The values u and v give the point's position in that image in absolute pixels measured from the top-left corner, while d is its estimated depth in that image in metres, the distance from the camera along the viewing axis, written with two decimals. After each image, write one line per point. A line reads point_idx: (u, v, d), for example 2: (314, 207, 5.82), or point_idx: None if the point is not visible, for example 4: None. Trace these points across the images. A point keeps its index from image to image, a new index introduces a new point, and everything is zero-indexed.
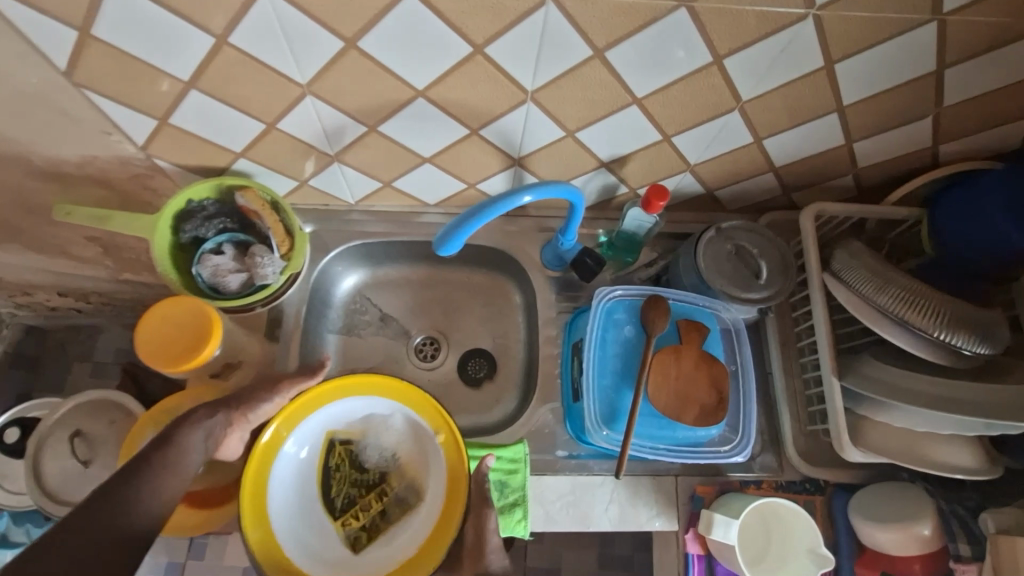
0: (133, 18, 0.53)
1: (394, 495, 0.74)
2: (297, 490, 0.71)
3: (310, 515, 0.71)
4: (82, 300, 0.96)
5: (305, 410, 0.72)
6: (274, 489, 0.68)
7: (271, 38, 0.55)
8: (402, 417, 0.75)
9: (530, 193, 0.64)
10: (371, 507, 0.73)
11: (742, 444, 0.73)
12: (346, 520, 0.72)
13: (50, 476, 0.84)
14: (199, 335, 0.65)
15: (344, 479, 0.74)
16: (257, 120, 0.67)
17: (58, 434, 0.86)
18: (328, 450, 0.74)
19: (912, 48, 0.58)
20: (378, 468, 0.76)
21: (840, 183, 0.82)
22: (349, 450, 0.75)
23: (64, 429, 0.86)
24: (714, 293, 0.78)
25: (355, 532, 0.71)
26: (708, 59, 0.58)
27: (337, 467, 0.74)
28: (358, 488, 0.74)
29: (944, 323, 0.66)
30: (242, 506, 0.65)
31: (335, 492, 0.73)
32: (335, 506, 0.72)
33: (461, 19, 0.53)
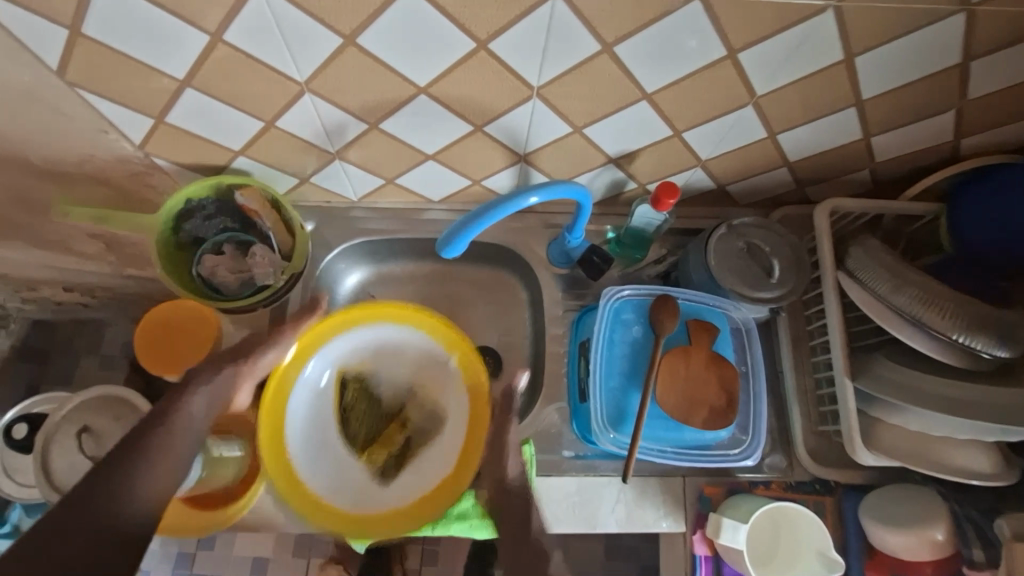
0: (124, 16, 0.51)
1: (416, 426, 0.74)
2: (318, 426, 0.72)
3: (334, 450, 0.72)
4: (88, 295, 0.90)
5: (312, 346, 0.73)
6: (292, 424, 0.70)
7: (267, 35, 0.53)
8: (413, 342, 0.76)
9: (537, 193, 0.62)
10: (394, 440, 0.74)
11: (752, 446, 0.72)
12: (371, 453, 0.73)
13: (58, 470, 0.81)
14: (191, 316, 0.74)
15: (363, 413, 0.74)
16: (256, 119, 0.65)
17: (66, 429, 0.83)
18: (343, 386, 0.74)
19: (936, 40, 0.55)
20: (396, 401, 0.75)
21: (857, 177, 0.80)
22: (362, 383, 0.75)
23: (71, 425, 0.83)
24: (724, 292, 0.76)
25: (381, 464, 0.72)
26: (721, 52, 0.56)
27: (353, 402, 0.74)
28: (378, 420, 0.74)
29: (962, 324, 0.64)
30: (261, 440, 0.68)
31: (356, 426, 0.74)
32: (358, 440, 0.73)
33: (463, 14, 0.51)
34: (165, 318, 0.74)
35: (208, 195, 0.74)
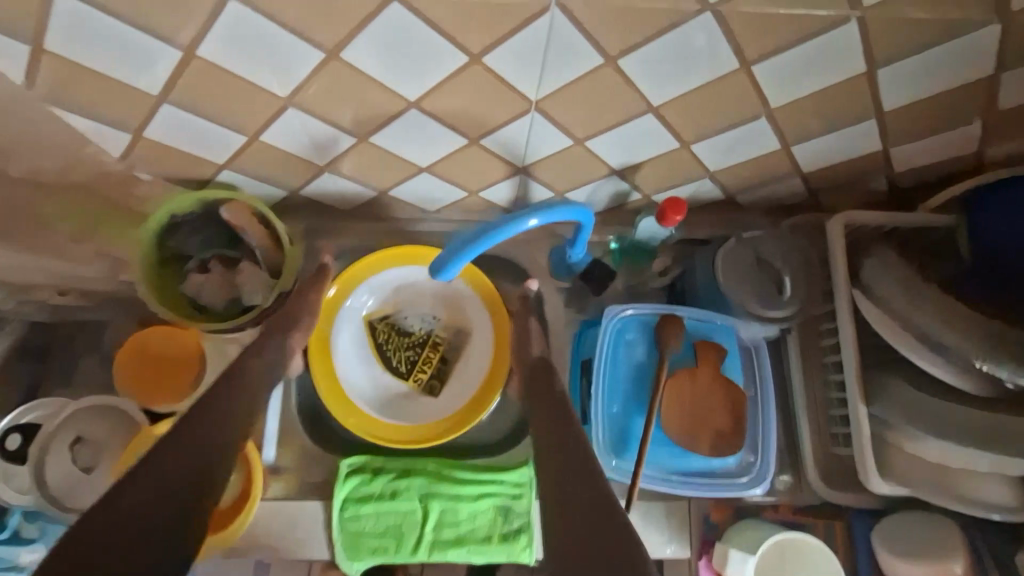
0: (90, 32, 0.47)
1: (447, 343, 0.80)
2: (367, 369, 0.78)
3: (385, 385, 0.78)
4: (78, 300, 0.77)
5: (336, 303, 0.78)
6: (347, 379, 0.76)
7: (244, 51, 0.49)
8: (430, 278, 0.81)
9: (537, 215, 0.59)
10: (432, 360, 0.79)
11: (760, 475, 0.69)
12: (417, 376, 0.79)
13: (49, 482, 0.71)
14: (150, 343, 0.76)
15: (399, 346, 0.79)
16: (238, 133, 0.62)
17: (57, 437, 0.72)
18: (373, 330, 0.79)
19: (965, 51, 0.51)
20: (423, 328, 0.81)
21: (873, 187, 0.75)
22: (391, 320, 0.80)
23: (65, 433, 0.72)
24: (732, 308, 0.73)
25: (430, 382, 0.78)
26: (734, 65, 0.52)
27: (388, 341, 0.79)
28: (415, 351, 0.79)
29: (986, 350, 0.61)
30: (327, 402, 0.73)
31: (396, 360, 0.79)
32: (403, 370, 0.79)
33: (455, 27, 0.47)
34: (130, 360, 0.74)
35: (193, 210, 0.71)
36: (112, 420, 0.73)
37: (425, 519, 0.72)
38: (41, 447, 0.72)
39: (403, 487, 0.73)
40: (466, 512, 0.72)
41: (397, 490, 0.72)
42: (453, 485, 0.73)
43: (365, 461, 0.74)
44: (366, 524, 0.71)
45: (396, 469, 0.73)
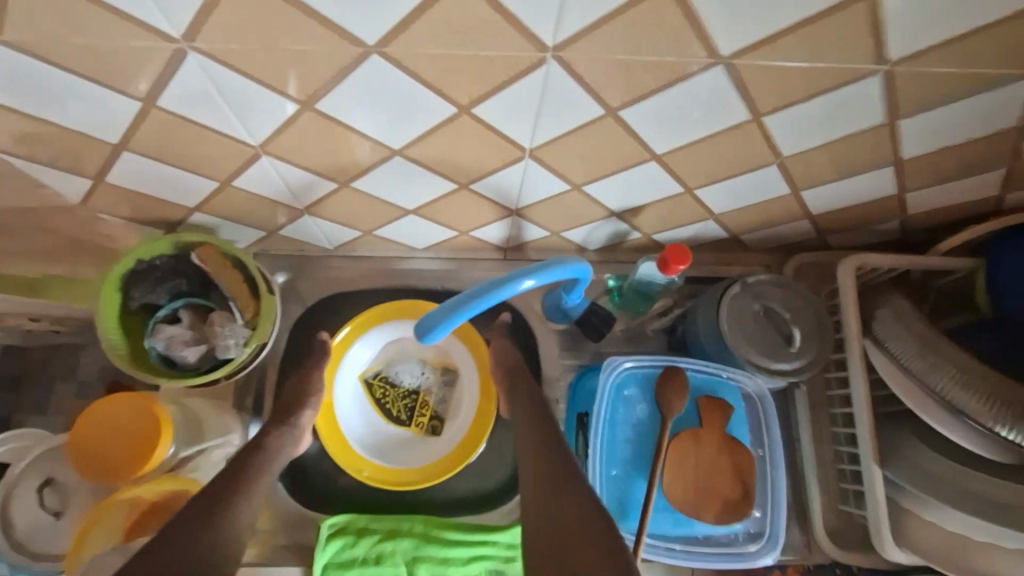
0: (33, 87, 0.42)
1: (440, 385, 0.78)
2: (372, 423, 0.76)
3: (389, 436, 0.76)
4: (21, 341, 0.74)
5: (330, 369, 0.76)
6: (353, 436, 0.75)
7: (210, 102, 0.45)
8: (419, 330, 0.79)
9: (533, 276, 0.54)
10: (430, 405, 0.77)
11: (769, 542, 0.65)
12: (418, 421, 0.77)
13: (18, 526, 0.66)
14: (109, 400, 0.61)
15: (396, 397, 0.77)
16: (209, 179, 0.57)
17: (26, 476, 0.67)
18: (370, 387, 0.77)
19: (997, 103, 0.47)
20: (417, 377, 0.78)
21: (884, 229, 0.71)
22: (384, 374, 0.78)
23: (35, 476, 0.67)
24: (737, 361, 0.69)
25: (431, 424, 0.77)
26: (744, 116, 0.48)
27: (384, 395, 0.77)
28: (412, 399, 0.77)
29: (1006, 415, 0.56)
30: (338, 461, 0.72)
31: (396, 411, 0.77)
32: (404, 418, 0.77)
33: (442, 81, 0.43)
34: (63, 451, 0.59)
35: (164, 254, 0.66)
36: None
37: None
38: (7, 491, 0.67)
39: (388, 551, 0.68)
40: None
41: (382, 553, 0.67)
42: (442, 548, 0.68)
43: (348, 521, 0.69)
44: None
45: (382, 529, 0.69)
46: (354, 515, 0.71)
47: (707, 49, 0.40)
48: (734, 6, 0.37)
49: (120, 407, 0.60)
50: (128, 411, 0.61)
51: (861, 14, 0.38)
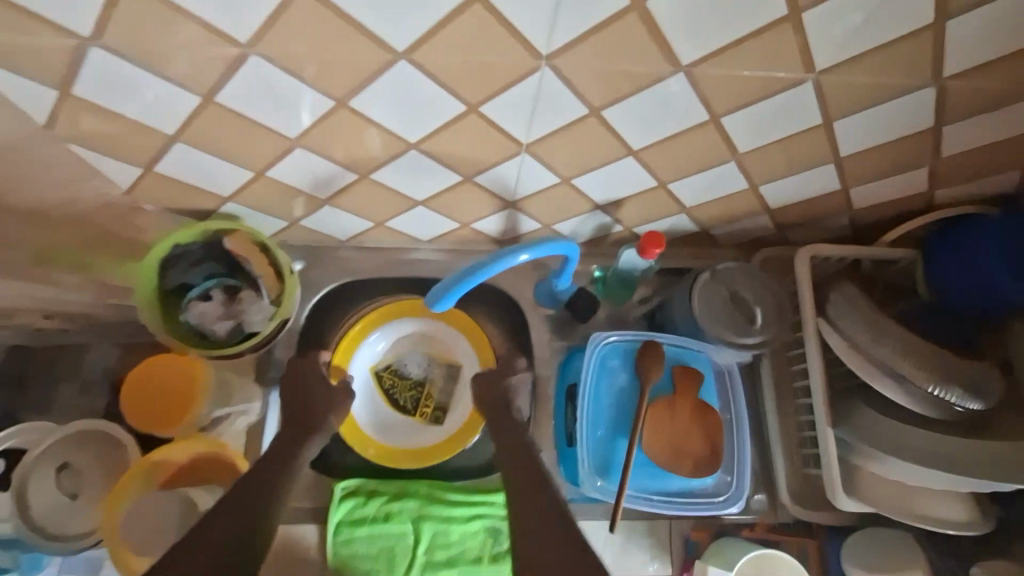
0: (114, 82, 0.51)
1: (443, 379, 0.86)
2: (379, 410, 0.83)
3: (395, 423, 0.83)
4: (54, 327, 0.80)
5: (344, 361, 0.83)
6: (362, 420, 0.82)
7: (260, 98, 0.54)
8: (425, 328, 0.87)
9: (527, 251, 0.63)
10: (433, 395, 0.85)
11: (736, 494, 0.73)
12: (422, 410, 0.84)
13: (35, 509, 0.75)
14: (183, 365, 0.73)
15: (404, 388, 0.85)
16: (245, 169, 0.65)
17: (43, 464, 0.76)
18: (380, 378, 0.85)
19: (910, 108, 0.57)
20: (423, 370, 0.86)
21: (836, 224, 0.81)
22: (394, 367, 0.86)
23: (49, 463, 0.76)
24: (707, 337, 0.78)
25: (434, 413, 0.84)
26: (705, 116, 0.57)
27: (393, 386, 0.85)
28: (418, 390, 0.85)
29: (937, 377, 0.66)
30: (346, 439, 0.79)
31: (403, 400, 0.84)
32: (409, 407, 0.84)
33: (455, 83, 0.52)
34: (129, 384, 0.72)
35: (197, 240, 0.74)
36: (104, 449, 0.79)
37: (417, 541, 0.73)
38: (22, 479, 0.75)
39: (395, 510, 0.74)
40: (457, 534, 0.74)
41: (391, 512, 0.74)
42: (445, 507, 0.75)
43: (359, 484, 0.75)
44: (359, 547, 0.72)
45: (389, 492, 0.75)
46: (364, 480, 0.77)
47: (670, 59, 0.50)
48: (691, 24, 0.46)
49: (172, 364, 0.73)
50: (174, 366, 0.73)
51: (789, 32, 0.47)
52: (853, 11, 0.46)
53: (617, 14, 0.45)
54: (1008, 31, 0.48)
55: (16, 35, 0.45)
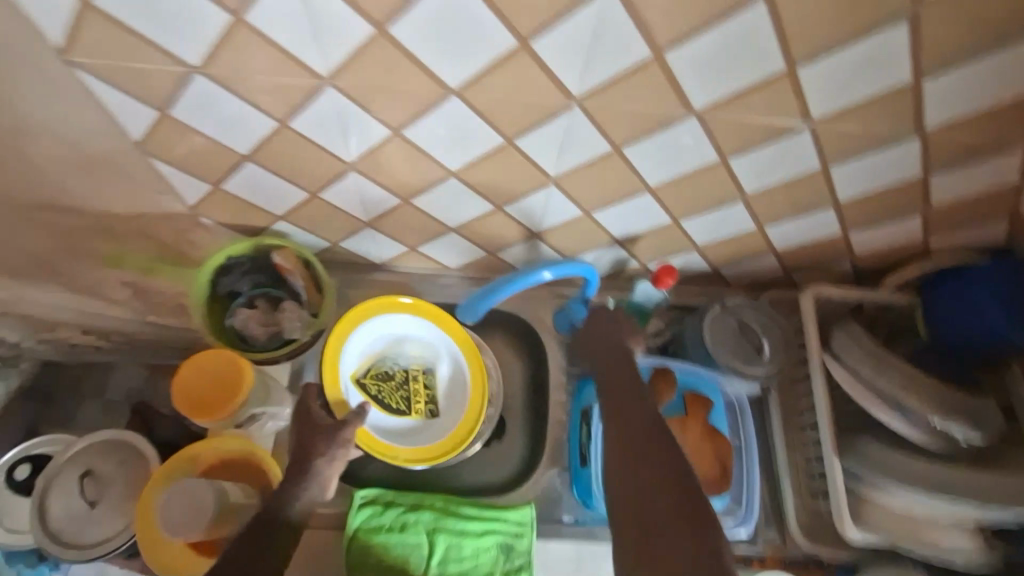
0: (207, 106, 0.61)
1: (424, 371, 0.86)
2: (377, 415, 0.82)
3: (396, 425, 0.83)
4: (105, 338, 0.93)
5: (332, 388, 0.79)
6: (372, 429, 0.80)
7: (327, 123, 0.62)
8: (396, 328, 0.86)
9: (550, 270, 0.71)
10: (421, 391, 0.85)
11: (745, 517, 0.76)
12: (416, 407, 0.84)
13: (55, 515, 0.81)
14: (236, 385, 0.73)
15: (391, 391, 0.84)
16: (301, 190, 0.73)
17: (67, 472, 0.84)
18: (363, 386, 0.83)
19: (899, 158, 0.64)
20: (400, 369, 0.86)
21: (839, 268, 0.86)
22: (374, 372, 0.84)
23: (74, 469, 0.84)
24: (718, 366, 0.83)
25: (428, 407, 0.85)
26: (715, 158, 0.65)
27: (380, 391, 0.83)
28: (405, 390, 0.85)
29: (937, 408, 0.69)
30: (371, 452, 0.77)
31: (395, 404, 0.84)
32: (402, 408, 0.84)
33: (497, 117, 0.60)
34: (185, 385, 0.72)
35: (248, 253, 0.82)
36: (122, 456, 0.86)
37: (431, 553, 0.74)
38: (47, 484, 0.83)
39: (411, 521, 0.76)
40: (469, 549, 0.75)
41: (406, 523, 0.76)
42: (459, 521, 0.76)
43: (376, 494, 0.77)
44: (373, 556, 0.73)
45: (406, 503, 0.77)
46: (382, 491, 0.79)
47: (683, 103, 0.57)
48: (703, 75, 0.54)
49: (219, 359, 0.73)
50: (219, 361, 0.73)
51: (787, 85, 0.55)
52: (842, 70, 0.53)
53: (639, 64, 0.53)
54: (981, 91, 0.55)
55: (140, 62, 0.56)
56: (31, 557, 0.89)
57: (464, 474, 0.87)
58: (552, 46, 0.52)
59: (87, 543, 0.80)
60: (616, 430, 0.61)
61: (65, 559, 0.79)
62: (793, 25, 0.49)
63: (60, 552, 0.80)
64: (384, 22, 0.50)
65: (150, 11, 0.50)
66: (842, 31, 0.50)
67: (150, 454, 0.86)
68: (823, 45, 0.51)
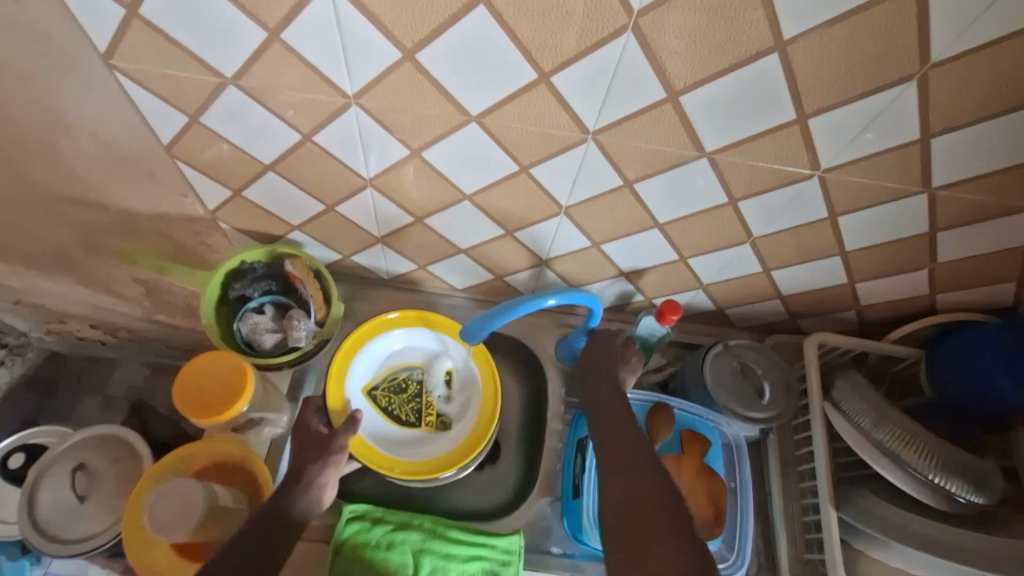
0: (236, 115, 0.63)
1: (438, 385, 0.88)
2: (385, 427, 0.83)
3: (404, 437, 0.84)
4: (110, 333, 1.03)
5: (334, 395, 0.80)
6: (377, 440, 0.82)
7: (350, 141, 0.64)
8: (414, 342, 0.88)
9: (555, 297, 0.71)
10: (433, 404, 0.86)
11: (738, 562, 0.75)
12: (426, 420, 0.85)
13: (43, 507, 0.82)
14: (235, 398, 0.72)
15: (402, 403, 0.86)
16: (319, 202, 0.76)
17: (60, 464, 0.85)
18: (375, 397, 0.85)
19: (907, 211, 0.65)
20: (414, 382, 0.87)
21: (843, 317, 0.86)
22: (386, 384, 0.86)
23: (68, 461, 0.85)
24: (718, 407, 0.82)
25: (438, 420, 0.85)
26: (724, 200, 0.66)
27: (390, 403, 0.85)
28: (417, 403, 0.86)
29: (939, 466, 0.68)
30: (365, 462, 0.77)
31: (405, 416, 0.85)
32: (411, 421, 0.85)
33: (514, 146, 0.62)
34: (184, 388, 0.73)
35: (262, 260, 0.84)
36: (115, 452, 0.86)
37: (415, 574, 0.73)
38: (37, 476, 0.83)
39: (398, 540, 0.75)
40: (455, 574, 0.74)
41: (392, 541, 0.74)
42: (446, 544, 0.75)
43: (366, 509, 0.77)
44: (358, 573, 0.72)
45: (395, 521, 0.76)
46: (372, 507, 0.78)
47: (696, 145, 0.59)
48: (717, 119, 0.56)
49: (220, 361, 0.74)
50: (219, 364, 0.74)
51: (798, 134, 0.56)
52: (851, 123, 0.55)
53: (654, 104, 0.55)
54: (989, 152, 0.56)
55: (178, 71, 0.58)
56: (14, 549, 0.90)
57: (456, 496, 0.87)
58: (572, 81, 0.53)
59: (67, 537, 0.80)
60: (611, 450, 0.63)
61: (46, 551, 0.79)
62: (806, 79, 0.51)
63: (43, 546, 0.79)
64: (412, 48, 0.52)
65: (192, 25, 0.53)
66: (852, 87, 0.51)
67: (143, 452, 0.86)
68: (833, 98, 0.52)
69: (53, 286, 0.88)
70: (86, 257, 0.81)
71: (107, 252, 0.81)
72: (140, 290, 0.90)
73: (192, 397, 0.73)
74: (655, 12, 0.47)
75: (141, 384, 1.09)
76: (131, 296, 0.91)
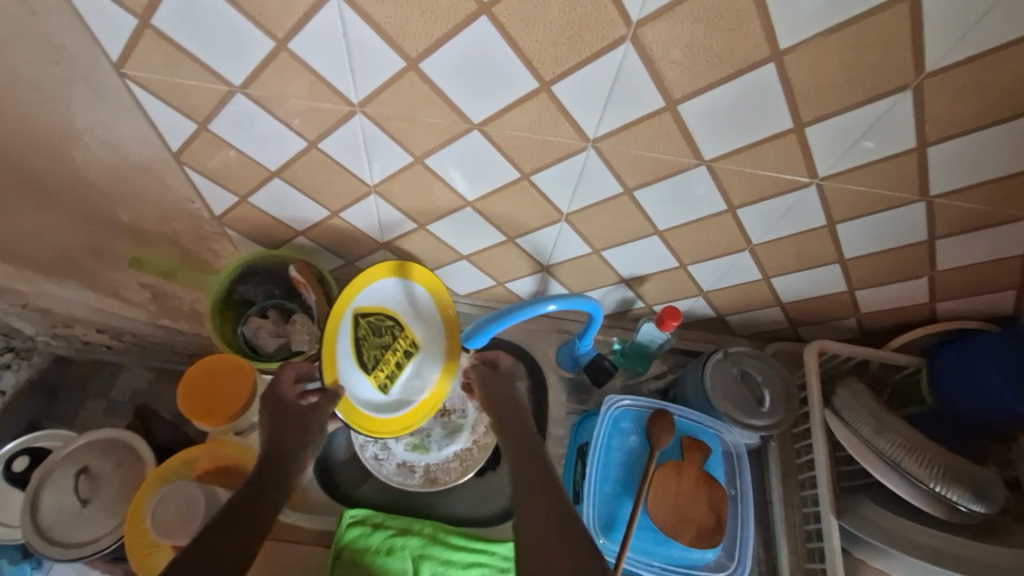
0: (244, 123, 0.64)
1: (403, 352, 0.80)
2: (346, 349, 0.74)
3: (352, 374, 0.74)
4: (115, 337, 1.04)
5: (377, 276, 0.79)
6: (339, 349, 0.73)
7: (354, 147, 0.65)
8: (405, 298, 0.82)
9: (555, 302, 0.71)
10: (391, 364, 0.79)
11: (737, 570, 0.75)
12: (376, 373, 0.77)
13: (46, 511, 0.82)
14: (238, 399, 0.75)
15: (371, 344, 0.77)
16: (323, 209, 0.77)
17: (64, 467, 0.85)
18: (357, 322, 0.76)
19: (905, 220, 0.65)
20: (390, 332, 0.79)
21: (844, 324, 0.86)
22: (374, 317, 0.78)
23: (71, 465, 0.85)
24: (718, 414, 0.82)
25: (382, 382, 0.78)
26: (723, 207, 0.67)
27: (364, 337, 0.76)
28: (381, 350, 0.78)
29: (940, 474, 0.68)
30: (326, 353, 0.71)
31: (365, 357, 0.76)
32: (366, 364, 0.76)
33: (516, 154, 0.63)
34: (191, 389, 0.75)
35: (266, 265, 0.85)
36: (118, 455, 0.86)
37: None
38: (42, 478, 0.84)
39: (398, 545, 0.75)
40: None
41: (393, 546, 0.74)
42: (446, 549, 0.75)
43: (367, 514, 0.76)
44: None
45: (395, 526, 0.76)
46: (372, 512, 0.78)
47: (694, 153, 0.60)
48: (714, 128, 0.57)
49: (226, 362, 0.76)
50: (223, 369, 0.76)
51: (795, 142, 0.57)
52: (848, 131, 0.55)
53: (655, 112, 0.56)
54: (987, 162, 0.57)
55: (188, 79, 0.60)
56: (15, 553, 0.92)
57: (453, 502, 0.87)
58: (571, 90, 0.55)
59: (67, 541, 0.81)
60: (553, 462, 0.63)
61: (47, 555, 0.79)
62: (802, 88, 0.52)
63: (45, 549, 0.80)
64: (416, 58, 0.54)
65: (200, 32, 0.54)
66: (852, 96, 0.52)
67: (147, 456, 0.87)
68: (832, 106, 0.53)
69: (61, 290, 0.89)
70: (95, 260, 0.83)
71: (114, 255, 0.82)
72: (147, 295, 0.91)
73: (201, 396, 0.75)
74: (655, 24, 0.48)
75: (146, 387, 1.10)
76: (137, 300, 0.92)
